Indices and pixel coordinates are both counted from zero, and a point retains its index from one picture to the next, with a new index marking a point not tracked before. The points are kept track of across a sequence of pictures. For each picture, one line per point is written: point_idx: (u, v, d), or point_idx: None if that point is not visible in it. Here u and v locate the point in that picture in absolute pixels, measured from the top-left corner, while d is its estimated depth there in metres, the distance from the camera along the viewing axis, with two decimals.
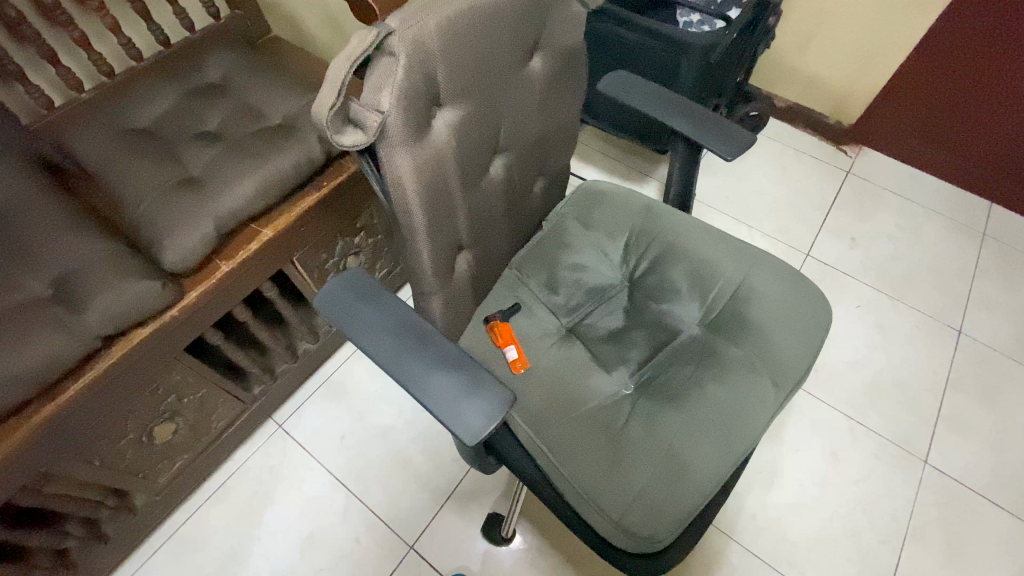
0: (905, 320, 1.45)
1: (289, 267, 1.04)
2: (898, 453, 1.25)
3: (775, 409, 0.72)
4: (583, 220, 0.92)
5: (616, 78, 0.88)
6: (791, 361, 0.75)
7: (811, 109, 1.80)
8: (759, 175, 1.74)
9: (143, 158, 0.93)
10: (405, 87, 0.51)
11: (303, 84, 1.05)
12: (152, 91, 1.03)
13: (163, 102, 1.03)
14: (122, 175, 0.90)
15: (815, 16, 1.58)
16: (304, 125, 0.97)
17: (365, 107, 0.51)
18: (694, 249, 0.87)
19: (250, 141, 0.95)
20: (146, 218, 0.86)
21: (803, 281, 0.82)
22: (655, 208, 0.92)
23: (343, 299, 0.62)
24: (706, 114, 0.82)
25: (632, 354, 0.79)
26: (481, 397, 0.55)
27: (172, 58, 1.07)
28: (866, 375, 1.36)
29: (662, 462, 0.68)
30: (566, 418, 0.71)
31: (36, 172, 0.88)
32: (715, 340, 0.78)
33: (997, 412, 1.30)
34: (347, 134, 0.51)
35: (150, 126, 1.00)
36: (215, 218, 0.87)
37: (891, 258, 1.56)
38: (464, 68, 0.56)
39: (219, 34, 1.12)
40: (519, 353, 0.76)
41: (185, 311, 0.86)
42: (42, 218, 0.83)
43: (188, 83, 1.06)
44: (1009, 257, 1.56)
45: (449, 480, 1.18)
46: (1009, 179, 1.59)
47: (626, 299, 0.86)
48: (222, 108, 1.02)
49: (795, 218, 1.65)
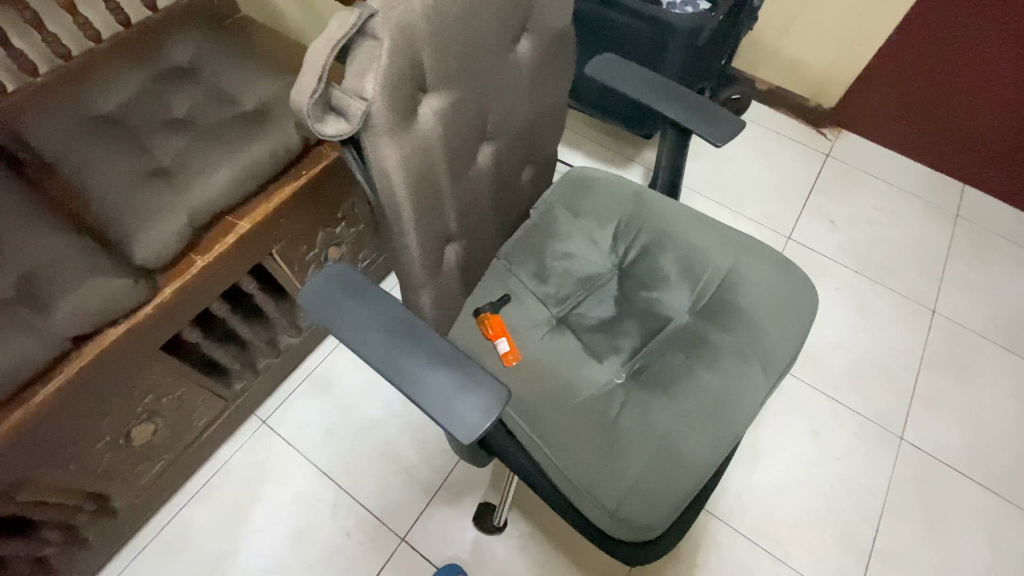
0: (883, 301, 1.49)
1: (268, 260, 1.00)
2: (877, 431, 1.29)
3: (764, 395, 0.74)
4: (571, 207, 0.90)
5: (606, 59, 0.86)
6: (779, 346, 0.77)
7: (792, 92, 1.80)
8: (741, 159, 1.74)
9: (108, 147, 0.88)
10: (390, 73, 0.48)
11: (278, 67, 1.00)
12: (114, 75, 0.97)
13: (126, 86, 0.97)
14: (84, 165, 0.85)
15: None
16: (281, 113, 0.93)
17: (349, 93, 0.48)
18: (684, 236, 0.86)
19: (222, 128, 0.91)
20: (114, 210, 0.81)
21: (790, 267, 0.84)
22: (644, 193, 0.90)
23: (327, 296, 0.60)
24: (696, 98, 0.81)
25: (623, 343, 0.79)
26: (475, 394, 0.54)
27: (137, 41, 1.01)
28: (847, 357, 1.39)
29: (656, 451, 0.68)
30: (559, 409, 0.71)
31: None
32: (705, 328, 0.79)
33: (970, 388, 1.35)
34: (329, 123, 0.49)
35: (113, 112, 0.94)
36: (189, 210, 0.83)
37: (868, 241, 1.60)
38: (451, 52, 0.54)
39: (185, 14, 1.06)
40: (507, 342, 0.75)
41: (162, 308, 0.83)
42: None
43: (153, 66, 1.00)
44: (979, 237, 1.60)
45: (440, 470, 1.17)
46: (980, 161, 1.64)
47: (616, 287, 0.86)
48: (192, 93, 0.97)
49: (777, 202, 1.66)
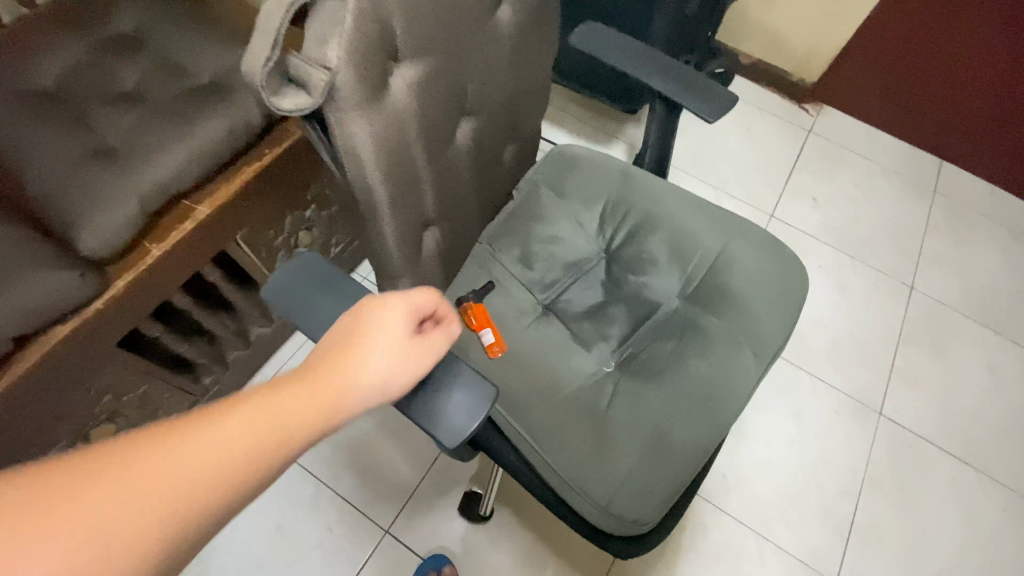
0: (862, 278, 1.50)
1: (232, 247, 0.94)
2: (857, 407, 1.31)
3: (756, 380, 0.72)
4: (556, 187, 0.86)
5: (591, 29, 0.81)
6: (770, 331, 0.75)
7: (775, 67, 1.77)
8: (725, 135, 1.71)
9: (44, 124, 0.78)
10: (357, 39, 0.43)
11: (235, 36, 0.92)
12: (54, 45, 0.87)
13: (65, 57, 0.87)
14: (16, 142, 0.75)
15: None
16: (240, 86, 0.85)
17: (309, 61, 0.42)
18: (673, 217, 0.82)
19: (176, 102, 0.83)
20: (54, 192, 0.72)
21: (781, 248, 0.81)
22: (631, 172, 0.86)
23: (294, 291, 0.55)
24: (687, 71, 0.76)
25: (612, 331, 0.76)
26: (461, 393, 0.50)
27: (77, 8, 0.91)
28: (828, 334, 1.40)
29: (648, 443, 0.66)
30: (547, 402, 0.68)
31: None
32: (696, 313, 0.76)
33: (945, 363, 1.38)
34: (288, 96, 0.43)
35: (50, 86, 0.84)
36: (140, 193, 0.76)
37: (849, 219, 1.60)
38: (424, 17, 0.49)
39: None
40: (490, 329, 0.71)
41: (115, 302, 0.77)
42: None
43: (95, 34, 0.90)
44: (955, 214, 1.62)
45: (423, 460, 1.14)
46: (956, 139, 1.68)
47: (604, 272, 0.82)
48: (140, 65, 0.88)
49: (760, 179, 1.65)
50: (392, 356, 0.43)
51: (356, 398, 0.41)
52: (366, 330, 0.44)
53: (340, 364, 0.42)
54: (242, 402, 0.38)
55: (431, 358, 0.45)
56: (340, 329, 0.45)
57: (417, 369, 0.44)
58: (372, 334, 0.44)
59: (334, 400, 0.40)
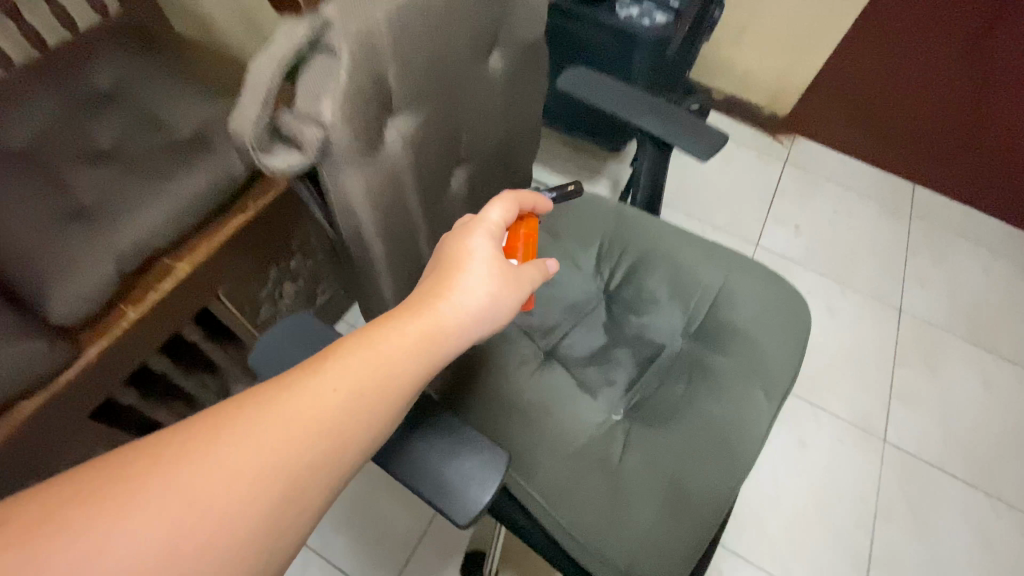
0: (852, 302, 1.51)
1: (214, 303, 0.90)
2: (859, 434, 1.29)
3: (770, 420, 0.69)
4: (550, 228, 0.84)
5: (578, 73, 0.81)
6: (780, 367, 0.73)
7: (747, 102, 1.83)
8: (703, 168, 1.74)
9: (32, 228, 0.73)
10: (351, 95, 0.41)
11: (216, 89, 0.91)
12: (21, 198, 0.76)
13: (37, 204, 0.76)
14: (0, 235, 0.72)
15: (745, 12, 1.60)
16: (223, 140, 0.84)
17: (302, 119, 0.39)
18: (671, 254, 0.81)
19: (163, 162, 0.81)
20: (31, 270, 0.70)
21: (781, 281, 0.81)
22: (625, 211, 0.85)
23: (285, 357, 0.51)
24: (676, 112, 0.76)
25: (617, 376, 0.74)
26: (469, 460, 0.47)
27: (50, 142, 0.84)
28: (823, 360, 1.39)
29: (667, 495, 0.63)
30: (558, 456, 0.64)
31: None
32: (701, 352, 0.74)
33: (941, 382, 1.37)
34: (278, 153, 0.40)
35: (59, 215, 0.75)
36: (117, 255, 0.73)
37: (832, 244, 1.62)
38: (417, 71, 0.47)
39: (108, 34, 0.95)
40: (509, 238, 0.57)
41: (87, 371, 0.73)
42: None
43: (70, 156, 0.82)
44: (933, 235, 1.67)
45: (420, 518, 1.08)
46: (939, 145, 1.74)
47: (605, 314, 0.81)
48: (200, 167, 0.80)
49: (742, 209, 1.67)
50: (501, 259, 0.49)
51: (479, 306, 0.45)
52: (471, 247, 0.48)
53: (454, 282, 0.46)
54: (383, 321, 0.42)
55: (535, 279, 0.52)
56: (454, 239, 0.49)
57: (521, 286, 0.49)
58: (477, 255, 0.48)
59: (459, 318, 0.44)
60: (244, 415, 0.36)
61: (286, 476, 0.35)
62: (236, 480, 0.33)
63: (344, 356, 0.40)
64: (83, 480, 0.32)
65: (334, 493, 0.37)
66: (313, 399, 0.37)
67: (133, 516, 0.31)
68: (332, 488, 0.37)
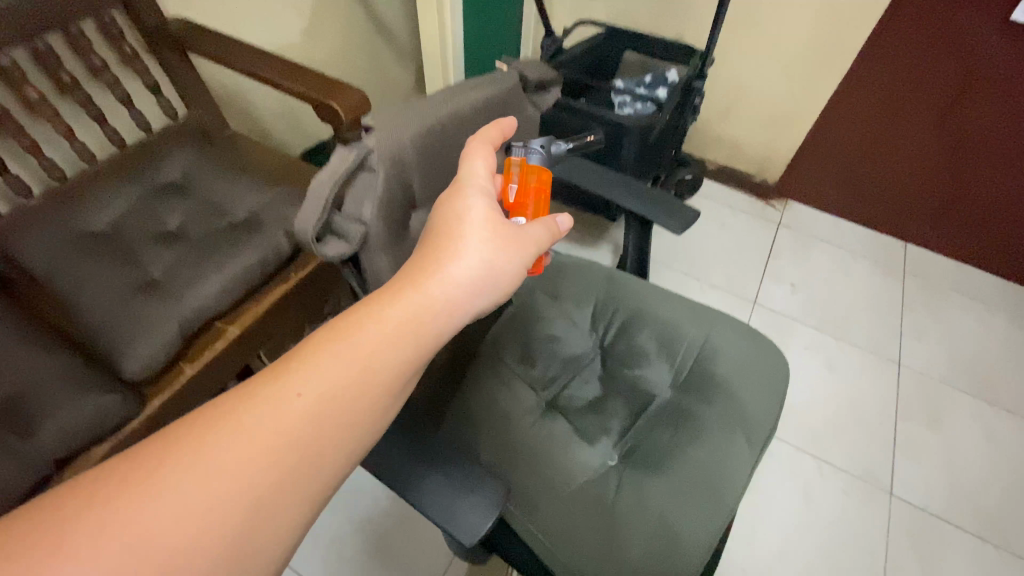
0: (850, 356, 1.56)
1: (256, 361, 1.03)
2: (864, 487, 1.31)
3: (751, 465, 0.76)
4: (550, 290, 0.96)
5: (572, 160, 0.95)
6: (761, 416, 0.81)
7: (738, 170, 1.98)
8: (700, 231, 1.87)
9: (109, 296, 0.86)
10: (385, 198, 0.54)
11: (267, 178, 1.08)
12: (98, 270, 0.89)
13: (113, 276, 0.89)
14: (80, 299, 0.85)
15: (730, 93, 1.78)
16: (271, 221, 0.99)
17: (349, 219, 0.53)
18: (658, 313, 0.92)
19: (220, 241, 0.96)
20: (107, 332, 0.82)
21: (759, 337, 0.90)
22: (615, 276, 0.97)
23: None
24: (655, 192, 0.89)
25: (612, 424, 0.82)
26: (475, 493, 0.56)
27: (122, 222, 0.98)
28: (824, 412, 1.44)
29: (656, 532, 0.69)
30: (557, 495, 0.72)
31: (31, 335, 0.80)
32: (687, 401, 0.82)
33: (944, 435, 1.40)
34: (330, 244, 0.53)
35: (132, 285, 0.89)
36: (181, 319, 0.86)
37: (828, 300, 1.70)
38: (435, 174, 0.60)
39: (179, 131, 1.12)
40: (520, 193, 0.60)
41: (150, 421, 0.85)
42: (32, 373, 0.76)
43: (141, 235, 0.97)
44: (927, 290, 1.73)
45: (433, 568, 1.13)
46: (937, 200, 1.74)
47: (600, 367, 0.90)
48: (254, 247, 0.95)
49: (738, 268, 1.77)
50: (490, 246, 0.50)
51: (450, 301, 0.48)
52: (462, 237, 0.49)
53: (433, 276, 0.47)
54: (359, 319, 0.44)
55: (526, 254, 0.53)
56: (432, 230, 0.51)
57: (522, 250, 0.52)
58: (462, 252, 0.49)
59: (437, 312, 0.47)
60: (229, 418, 0.38)
61: (272, 467, 0.38)
62: (232, 477, 0.36)
63: (319, 356, 0.42)
64: (84, 493, 0.34)
65: (322, 477, 0.40)
66: (284, 407, 0.39)
67: (130, 523, 0.33)
68: (319, 474, 0.40)
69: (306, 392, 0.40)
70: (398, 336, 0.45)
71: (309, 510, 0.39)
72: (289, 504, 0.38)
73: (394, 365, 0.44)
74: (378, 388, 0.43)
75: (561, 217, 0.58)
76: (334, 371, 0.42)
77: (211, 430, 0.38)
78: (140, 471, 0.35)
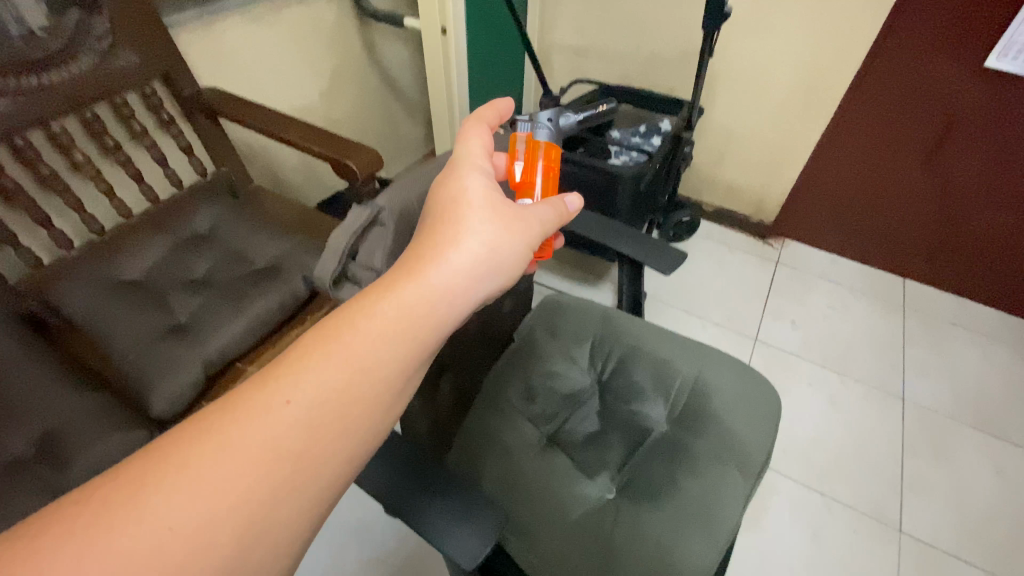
0: (854, 391, 1.57)
1: None
2: (873, 524, 1.30)
3: (746, 497, 0.79)
4: (549, 329, 1.01)
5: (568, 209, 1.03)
6: (754, 449, 0.84)
7: (735, 211, 2.06)
8: (700, 270, 1.93)
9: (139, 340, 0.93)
10: (394, 249, 0.61)
11: (286, 228, 1.16)
12: (130, 316, 0.96)
13: (144, 321, 0.96)
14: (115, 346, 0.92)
15: (722, 139, 1.88)
16: (290, 268, 1.07)
17: (361, 268, 0.59)
18: (652, 350, 0.96)
19: (243, 287, 1.04)
20: (138, 374, 0.89)
21: (751, 372, 0.94)
22: (612, 315, 1.03)
23: None
24: (644, 236, 0.96)
25: (610, 458, 0.85)
26: (475, 521, 0.60)
27: (154, 272, 1.06)
28: (828, 448, 1.44)
29: (653, 563, 0.72)
30: (556, 527, 0.75)
31: (68, 377, 0.87)
32: (682, 435, 0.86)
33: (951, 470, 1.40)
34: (345, 291, 0.59)
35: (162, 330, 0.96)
36: (204, 359, 0.92)
37: (828, 336, 1.72)
38: None
39: (206, 187, 1.23)
40: (527, 169, 0.65)
41: None
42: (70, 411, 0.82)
43: (171, 283, 1.05)
44: (927, 325, 1.76)
45: None
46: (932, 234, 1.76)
47: (598, 403, 0.94)
48: (274, 292, 1.02)
49: (738, 305, 1.81)
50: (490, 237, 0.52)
51: (441, 301, 0.48)
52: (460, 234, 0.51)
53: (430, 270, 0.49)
54: (352, 317, 0.45)
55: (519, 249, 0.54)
56: (425, 234, 0.52)
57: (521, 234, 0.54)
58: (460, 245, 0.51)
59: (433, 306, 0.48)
60: (227, 422, 0.38)
61: (273, 467, 0.38)
62: (235, 478, 0.36)
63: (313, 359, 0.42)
64: (86, 503, 0.34)
65: (324, 475, 0.40)
66: (275, 414, 0.39)
67: (133, 529, 0.33)
68: (321, 471, 0.40)
69: (295, 398, 0.40)
70: (388, 336, 0.45)
71: (315, 504, 0.40)
72: (290, 506, 0.38)
73: (387, 366, 0.44)
74: (373, 386, 0.43)
75: (570, 198, 0.62)
76: (323, 375, 0.41)
77: (201, 440, 0.37)
78: (129, 484, 0.35)
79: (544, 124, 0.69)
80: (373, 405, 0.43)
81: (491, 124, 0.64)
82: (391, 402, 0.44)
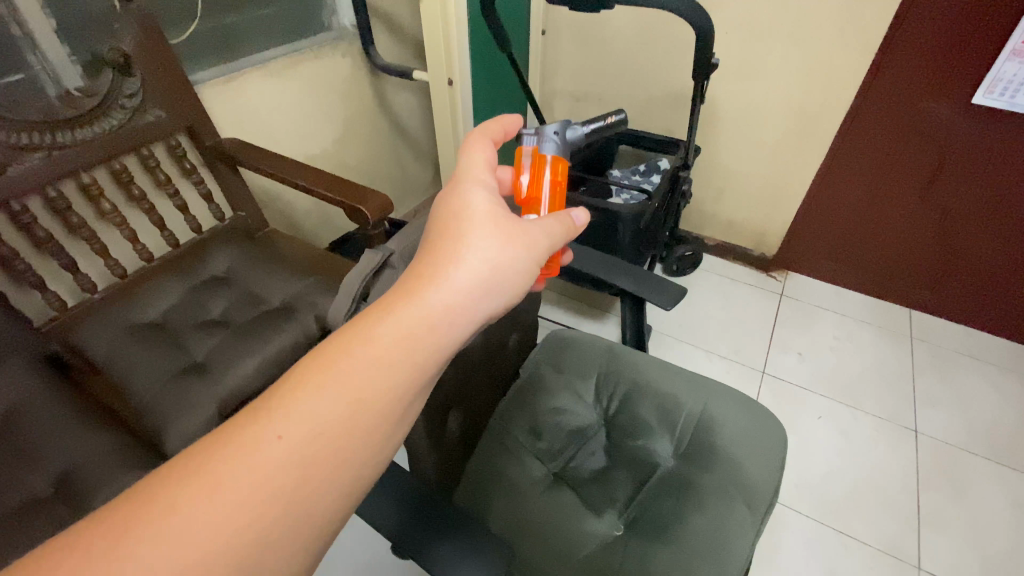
0: (866, 425, 1.56)
1: None
2: (892, 562, 1.26)
3: (754, 534, 0.79)
4: (555, 365, 1.03)
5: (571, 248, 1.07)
6: (761, 484, 0.84)
7: (737, 245, 2.09)
8: (704, 303, 1.95)
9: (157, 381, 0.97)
10: None
11: (299, 269, 1.21)
12: (148, 359, 1.00)
13: (163, 363, 1.00)
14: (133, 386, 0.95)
15: (720, 177, 1.94)
16: (303, 308, 1.11)
17: None
18: (657, 385, 0.98)
19: (256, 327, 1.07)
20: (155, 413, 0.91)
21: (755, 405, 0.95)
22: (616, 350, 1.05)
23: None
24: (645, 273, 0.99)
25: (617, 494, 0.85)
26: (481, 558, 0.61)
27: (172, 314, 1.11)
28: (842, 482, 1.42)
29: None
30: (564, 566, 0.75)
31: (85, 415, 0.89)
32: (688, 470, 0.86)
33: (970, 505, 1.36)
34: None
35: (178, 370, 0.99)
36: (219, 398, 0.95)
37: (837, 369, 1.72)
38: None
39: (224, 232, 1.29)
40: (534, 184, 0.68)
41: None
42: (87, 450, 0.84)
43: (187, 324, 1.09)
44: (936, 355, 1.75)
45: None
46: (934, 263, 1.77)
47: (604, 439, 0.95)
48: (287, 332, 1.06)
49: (744, 337, 1.82)
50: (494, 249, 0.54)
51: (440, 318, 0.49)
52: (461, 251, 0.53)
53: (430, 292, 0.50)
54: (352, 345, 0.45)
55: (517, 268, 0.55)
56: (428, 252, 0.53)
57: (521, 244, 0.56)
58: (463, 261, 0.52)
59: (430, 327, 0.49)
60: (230, 451, 0.39)
61: (274, 496, 0.38)
62: (236, 508, 0.37)
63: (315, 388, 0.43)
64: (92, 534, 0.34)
65: (325, 497, 0.41)
66: (268, 448, 0.39)
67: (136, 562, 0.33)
68: (323, 495, 0.41)
69: (286, 433, 0.40)
70: (388, 361, 0.46)
71: (317, 527, 0.41)
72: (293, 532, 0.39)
73: (386, 390, 0.45)
74: (375, 411, 0.44)
75: (577, 213, 0.65)
76: (322, 403, 0.42)
77: (203, 472, 0.38)
78: (135, 515, 0.35)
79: (552, 133, 0.70)
80: (372, 431, 0.44)
81: (497, 137, 0.68)
82: (392, 426, 0.45)
